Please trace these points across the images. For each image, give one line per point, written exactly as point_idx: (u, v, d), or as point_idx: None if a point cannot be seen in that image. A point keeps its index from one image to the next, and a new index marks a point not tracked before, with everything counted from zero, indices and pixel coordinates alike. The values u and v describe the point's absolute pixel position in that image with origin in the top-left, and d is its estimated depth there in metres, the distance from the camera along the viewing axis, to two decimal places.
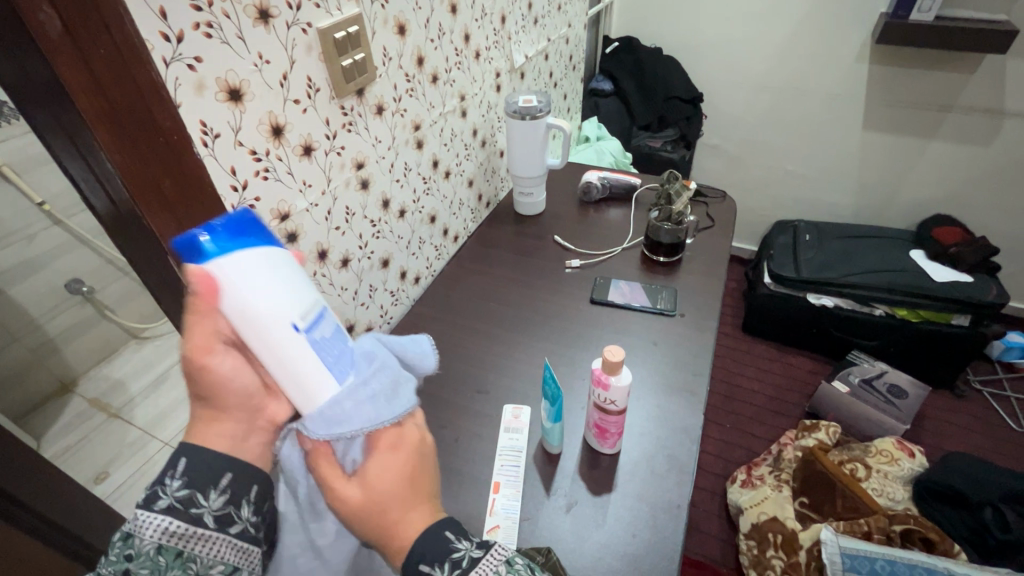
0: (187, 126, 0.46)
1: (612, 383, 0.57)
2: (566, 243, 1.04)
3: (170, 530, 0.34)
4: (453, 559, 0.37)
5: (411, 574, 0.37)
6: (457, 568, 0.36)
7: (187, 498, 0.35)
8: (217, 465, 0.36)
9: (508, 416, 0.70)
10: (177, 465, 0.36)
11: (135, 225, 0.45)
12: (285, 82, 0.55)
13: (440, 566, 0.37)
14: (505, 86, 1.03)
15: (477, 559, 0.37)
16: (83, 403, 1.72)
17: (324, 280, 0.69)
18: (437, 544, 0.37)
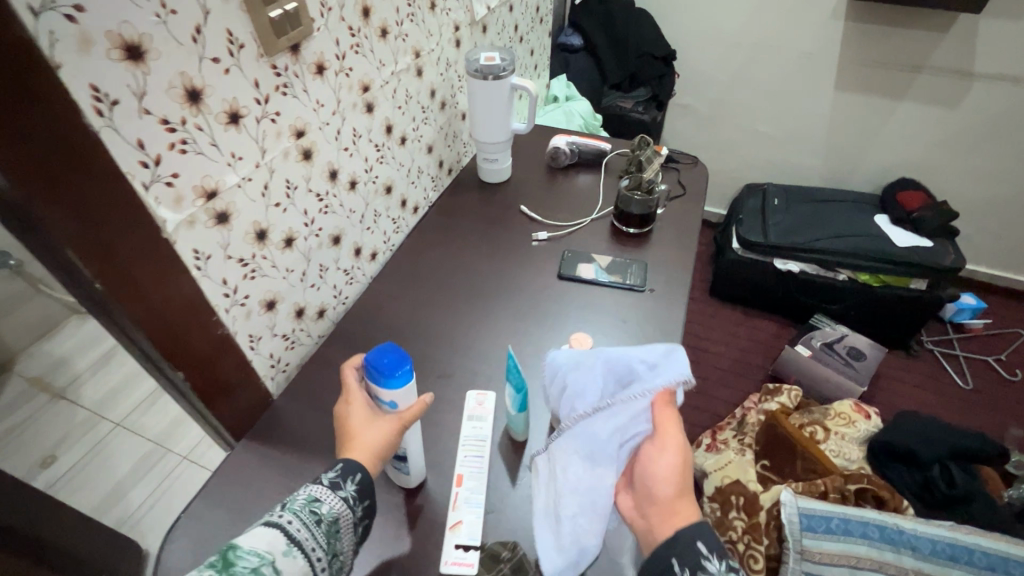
0: (73, 91, 0.38)
1: None
2: (532, 214, 0.98)
3: (340, 515, 0.48)
4: (729, 563, 0.43)
5: (686, 544, 0.44)
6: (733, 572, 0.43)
7: (355, 499, 0.49)
8: (371, 488, 0.51)
9: (471, 403, 0.66)
10: (356, 472, 0.50)
11: (14, 210, 0.38)
12: (199, 37, 0.46)
13: (716, 558, 0.43)
14: (465, 41, 0.94)
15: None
16: (23, 384, 1.61)
17: (265, 262, 0.62)
18: (710, 538, 0.44)
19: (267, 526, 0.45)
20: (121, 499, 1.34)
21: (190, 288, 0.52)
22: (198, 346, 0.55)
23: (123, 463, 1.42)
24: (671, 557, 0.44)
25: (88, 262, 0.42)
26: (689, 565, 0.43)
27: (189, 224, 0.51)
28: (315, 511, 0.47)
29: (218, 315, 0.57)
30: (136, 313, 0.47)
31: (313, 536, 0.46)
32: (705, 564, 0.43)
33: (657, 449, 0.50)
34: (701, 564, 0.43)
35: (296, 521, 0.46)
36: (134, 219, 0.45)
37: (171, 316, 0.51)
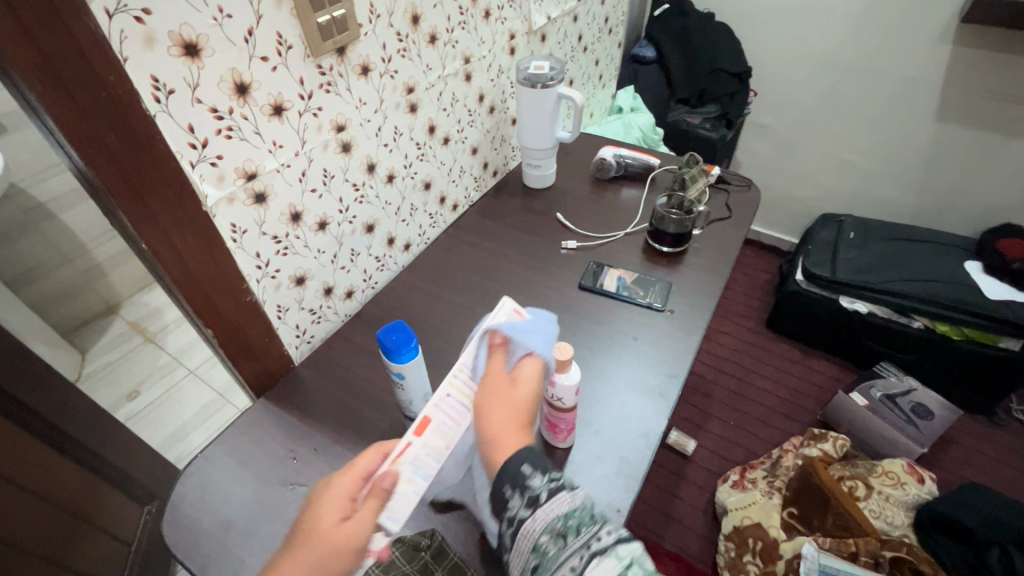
0: (136, 81, 0.45)
1: (560, 381, 0.56)
2: (566, 222, 0.99)
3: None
4: (551, 475, 0.45)
5: (512, 471, 0.45)
6: (554, 480, 0.45)
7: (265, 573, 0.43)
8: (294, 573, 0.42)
9: (506, 314, 0.55)
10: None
11: (84, 176, 0.46)
12: (250, 38, 0.53)
13: (538, 473, 0.45)
14: (521, 49, 0.97)
15: (566, 485, 0.45)
16: (124, 325, 1.85)
17: (298, 241, 0.68)
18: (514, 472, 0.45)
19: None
20: (182, 439, 1.52)
21: (225, 257, 0.59)
22: (228, 309, 0.62)
23: (189, 407, 1.59)
24: (503, 486, 0.45)
25: (137, 225, 0.50)
26: (517, 488, 0.45)
27: (228, 201, 0.58)
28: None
29: (249, 284, 0.64)
30: (173, 274, 0.55)
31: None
32: (529, 483, 0.45)
33: (491, 388, 0.50)
34: (523, 483, 0.45)
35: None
36: (179, 193, 0.52)
37: (206, 281, 0.58)
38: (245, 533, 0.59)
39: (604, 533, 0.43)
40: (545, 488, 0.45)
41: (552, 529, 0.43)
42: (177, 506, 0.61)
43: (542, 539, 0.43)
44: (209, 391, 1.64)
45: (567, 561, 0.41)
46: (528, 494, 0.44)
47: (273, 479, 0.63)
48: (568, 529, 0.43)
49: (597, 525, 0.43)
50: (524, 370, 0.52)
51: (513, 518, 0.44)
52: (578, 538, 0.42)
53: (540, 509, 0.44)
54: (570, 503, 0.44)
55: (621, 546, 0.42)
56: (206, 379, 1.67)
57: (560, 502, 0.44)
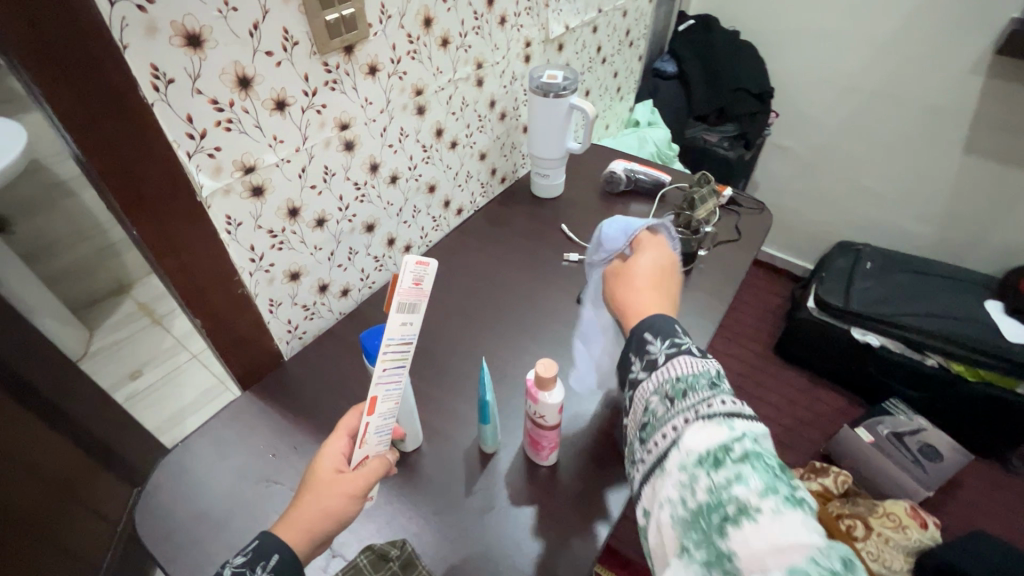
0: (135, 69, 0.46)
1: (543, 399, 0.54)
2: (571, 234, 0.98)
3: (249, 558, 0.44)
4: (672, 340, 0.45)
5: (636, 339, 0.47)
6: (673, 347, 0.44)
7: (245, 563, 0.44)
8: (270, 546, 0.44)
9: (403, 285, 0.45)
10: (272, 557, 0.44)
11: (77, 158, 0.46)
12: (256, 32, 0.53)
13: (659, 340, 0.45)
14: (536, 57, 0.96)
15: (692, 351, 0.44)
16: (133, 306, 1.87)
17: (295, 237, 0.68)
18: (662, 326, 0.46)
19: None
20: (178, 423, 1.52)
21: (218, 249, 0.59)
22: (220, 301, 0.62)
23: (189, 391, 1.60)
24: (627, 353, 0.47)
25: (130, 212, 0.50)
26: (637, 354, 0.46)
27: (225, 193, 0.58)
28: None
29: (241, 276, 0.64)
30: (165, 263, 0.55)
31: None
32: (649, 348, 0.45)
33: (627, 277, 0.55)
34: (644, 349, 0.46)
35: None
36: (175, 182, 0.52)
37: (198, 271, 0.58)
38: (217, 526, 0.58)
39: (724, 400, 0.39)
40: (663, 352, 0.44)
41: (663, 391, 0.42)
42: (154, 493, 0.60)
43: (654, 395, 0.43)
44: (210, 376, 1.65)
45: (672, 419, 0.40)
46: (647, 358, 0.45)
47: (253, 473, 0.63)
48: (678, 389, 0.41)
49: (723, 392, 0.40)
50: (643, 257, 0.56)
51: (632, 381, 0.46)
52: (685, 400, 0.40)
53: (656, 371, 0.44)
54: (691, 365, 0.42)
55: (735, 421, 0.38)
56: (208, 365, 1.68)
57: (681, 361, 0.43)
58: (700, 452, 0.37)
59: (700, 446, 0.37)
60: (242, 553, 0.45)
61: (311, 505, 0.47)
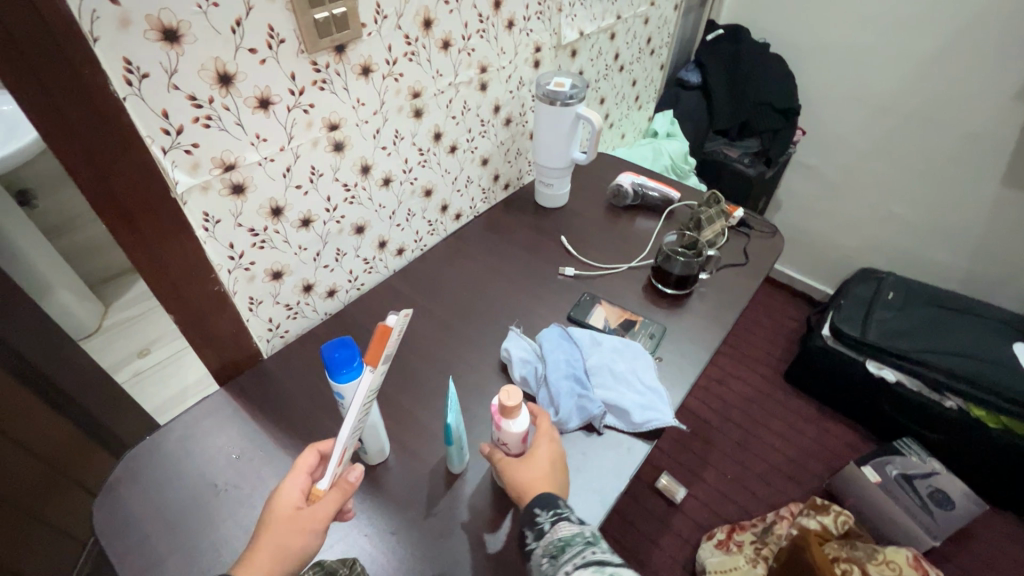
0: (106, 63, 0.45)
1: (505, 426, 0.53)
2: (570, 247, 0.95)
3: None
4: (554, 509, 0.50)
5: (527, 513, 0.51)
6: (556, 514, 0.50)
7: None
8: None
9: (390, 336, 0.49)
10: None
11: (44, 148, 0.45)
12: (238, 28, 0.52)
13: (546, 511, 0.50)
14: (546, 63, 0.93)
15: (570, 517, 0.50)
16: (148, 285, 1.91)
17: (278, 236, 0.67)
18: (545, 500, 0.51)
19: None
20: (179, 403, 1.55)
21: (193, 246, 0.59)
22: (195, 297, 0.62)
23: (192, 372, 1.63)
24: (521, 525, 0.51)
25: (99, 206, 0.49)
26: (529, 526, 0.50)
27: (202, 190, 0.57)
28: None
29: (218, 273, 0.63)
30: (136, 257, 0.54)
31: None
32: (537, 519, 0.50)
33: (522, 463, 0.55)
34: (533, 520, 0.50)
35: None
36: (148, 178, 0.51)
37: (172, 266, 0.58)
38: (173, 526, 0.58)
39: (596, 552, 0.47)
40: (548, 519, 0.50)
41: (550, 553, 0.48)
42: (117, 487, 0.60)
43: (541, 558, 0.48)
44: None
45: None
46: (536, 529, 0.50)
47: (215, 473, 0.62)
48: (558, 546, 0.47)
49: (596, 544, 0.48)
50: (541, 443, 0.56)
51: (527, 553, 0.50)
52: (569, 559, 0.47)
53: (545, 539, 0.49)
54: (568, 529, 0.49)
55: (612, 567, 0.46)
56: None
57: (560, 528, 0.49)
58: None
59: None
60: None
61: (269, 542, 0.48)
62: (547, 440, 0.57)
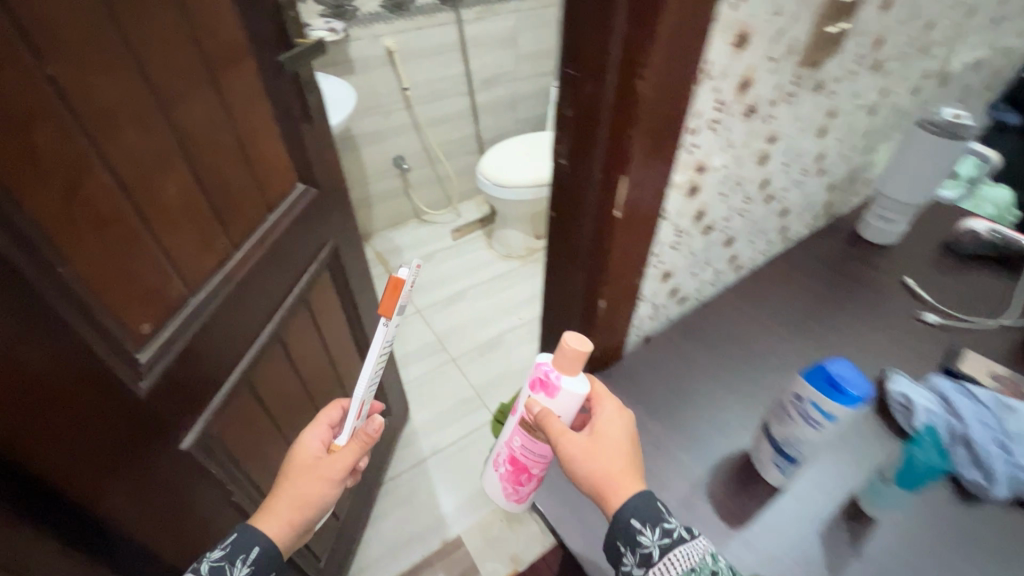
0: (701, 63, 0.47)
1: (562, 387, 0.54)
2: (920, 291, 0.87)
3: (220, 555, 0.56)
4: (664, 530, 0.47)
5: (625, 527, 0.48)
6: (666, 537, 0.47)
7: (219, 563, 0.55)
8: (252, 541, 0.57)
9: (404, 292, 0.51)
10: (252, 551, 0.57)
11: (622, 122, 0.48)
12: (778, 39, 0.52)
13: (650, 530, 0.47)
14: (923, 91, 0.87)
15: (685, 539, 0.47)
16: (372, 254, 2.10)
17: (688, 239, 0.68)
18: (649, 511, 0.48)
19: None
20: (403, 367, 1.69)
21: (649, 240, 0.61)
22: (626, 288, 0.64)
23: (412, 342, 1.77)
24: (617, 541, 0.48)
25: (628, 194, 0.53)
26: (630, 545, 0.48)
27: (677, 189, 0.59)
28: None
29: (644, 269, 0.65)
30: (617, 244, 0.58)
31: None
32: (641, 540, 0.47)
33: (580, 443, 0.52)
34: (636, 539, 0.47)
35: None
36: (662, 173, 0.54)
37: (630, 257, 0.60)
38: None
39: None
40: (656, 546, 0.46)
41: None
42: None
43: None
44: (431, 333, 1.80)
45: None
46: (640, 553, 0.47)
47: None
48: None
49: None
50: (607, 421, 0.55)
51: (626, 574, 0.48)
52: None
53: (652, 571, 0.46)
54: (686, 560, 0.45)
55: None
56: (430, 322, 1.84)
57: (681, 554, 0.45)
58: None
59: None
60: (222, 546, 0.57)
61: (297, 489, 0.63)
62: (617, 414, 0.56)
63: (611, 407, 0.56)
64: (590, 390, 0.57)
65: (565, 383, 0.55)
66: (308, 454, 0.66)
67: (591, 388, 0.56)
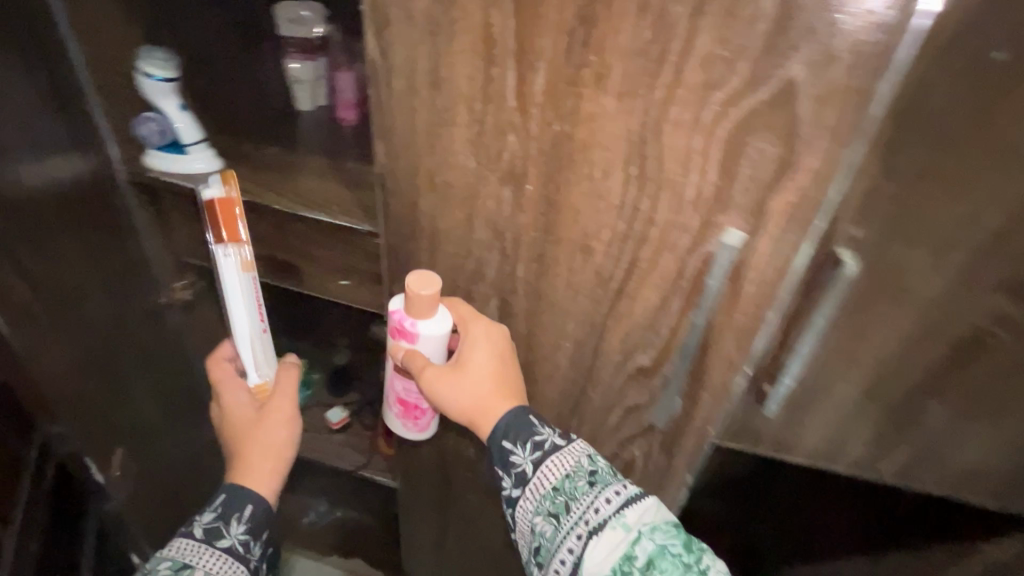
0: None
1: (416, 326, 0.55)
2: None
3: (200, 540, 0.58)
4: (535, 445, 0.54)
5: (500, 448, 0.56)
6: (537, 450, 0.54)
7: (214, 528, 0.60)
8: (246, 501, 0.62)
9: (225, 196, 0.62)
10: (246, 509, 0.61)
11: None
12: None
13: (522, 447, 0.54)
14: None
15: (561, 446, 0.54)
16: None
17: None
18: (524, 428, 0.55)
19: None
20: None
21: None
22: None
23: None
24: (496, 465, 0.56)
25: None
26: (504, 465, 0.55)
27: None
28: None
29: None
30: None
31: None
32: (513, 457, 0.55)
33: (439, 380, 0.56)
34: (509, 459, 0.55)
35: None
36: None
37: None
38: None
39: (614, 493, 0.51)
40: (528, 460, 0.54)
41: (545, 511, 0.53)
42: None
43: (543, 513, 0.53)
44: None
45: (565, 541, 0.51)
46: (518, 475, 0.55)
47: None
48: (560, 501, 0.52)
49: (609, 484, 0.52)
50: (477, 353, 0.56)
51: (511, 499, 0.56)
52: (568, 514, 0.51)
53: (529, 485, 0.54)
54: (567, 464, 0.53)
55: (631, 514, 0.50)
56: None
57: (559, 461, 0.53)
58: (609, 564, 0.48)
59: (607, 559, 0.48)
60: (212, 507, 0.61)
61: (261, 447, 0.66)
62: (488, 331, 0.57)
63: (484, 328, 0.57)
64: (456, 315, 0.57)
65: (425, 324, 0.55)
66: (270, 415, 0.67)
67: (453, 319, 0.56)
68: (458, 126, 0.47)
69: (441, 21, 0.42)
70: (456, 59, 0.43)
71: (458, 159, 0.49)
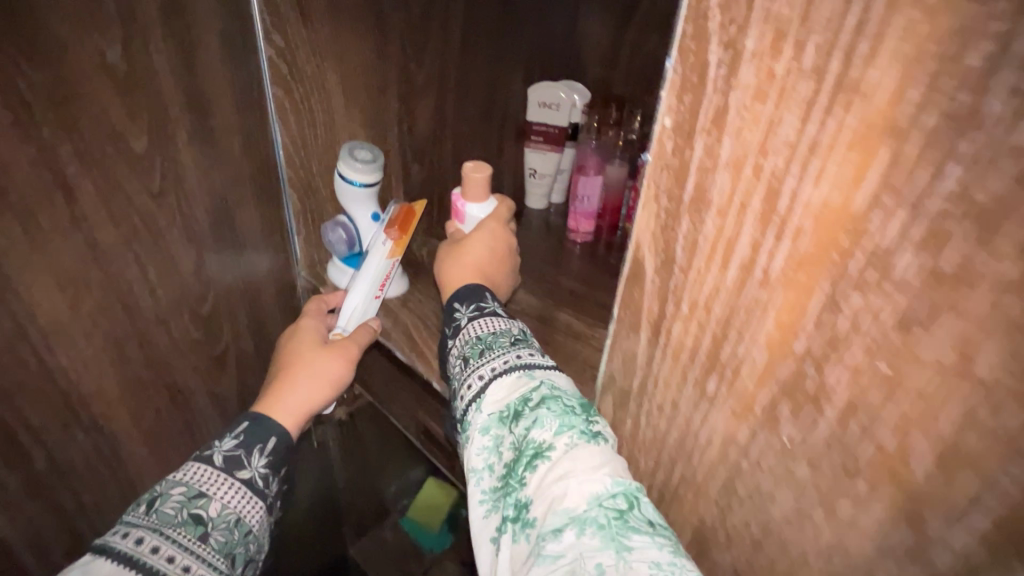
0: None
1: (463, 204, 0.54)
2: None
3: (215, 471, 0.40)
4: (477, 305, 0.44)
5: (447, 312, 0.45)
6: (474, 309, 0.43)
7: (236, 455, 0.41)
8: (271, 432, 0.43)
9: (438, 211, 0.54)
10: (270, 441, 0.42)
11: None
12: None
13: (466, 305, 0.44)
14: None
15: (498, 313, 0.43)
16: None
17: None
18: (470, 295, 0.45)
19: (95, 554, 0.34)
20: None
21: None
22: None
23: None
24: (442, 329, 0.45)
25: None
26: (449, 322, 0.44)
27: None
28: (198, 520, 0.37)
29: None
30: None
31: (203, 550, 0.37)
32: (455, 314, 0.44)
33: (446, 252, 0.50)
34: (452, 317, 0.44)
35: (157, 535, 0.35)
36: None
37: None
38: None
39: (530, 351, 0.39)
40: (466, 316, 0.43)
41: (462, 353, 0.41)
42: None
43: (457, 359, 0.41)
44: None
45: (470, 380, 0.38)
46: (453, 326, 0.44)
47: None
48: (478, 346, 0.40)
49: (529, 343, 0.40)
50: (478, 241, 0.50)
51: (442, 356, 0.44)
52: (479, 359, 0.39)
53: (456, 338, 0.42)
54: (496, 326, 0.41)
55: (539, 371, 0.37)
56: None
57: (488, 320, 0.42)
58: (502, 407, 0.36)
59: (501, 403, 0.36)
60: (232, 433, 0.42)
61: (310, 378, 0.46)
62: (497, 231, 0.51)
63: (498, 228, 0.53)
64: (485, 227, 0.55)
65: (475, 207, 0.53)
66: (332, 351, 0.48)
67: (500, 213, 0.52)
68: (824, 413, 0.23)
69: (897, 237, 0.18)
70: (894, 312, 0.19)
71: (797, 456, 0.25)
